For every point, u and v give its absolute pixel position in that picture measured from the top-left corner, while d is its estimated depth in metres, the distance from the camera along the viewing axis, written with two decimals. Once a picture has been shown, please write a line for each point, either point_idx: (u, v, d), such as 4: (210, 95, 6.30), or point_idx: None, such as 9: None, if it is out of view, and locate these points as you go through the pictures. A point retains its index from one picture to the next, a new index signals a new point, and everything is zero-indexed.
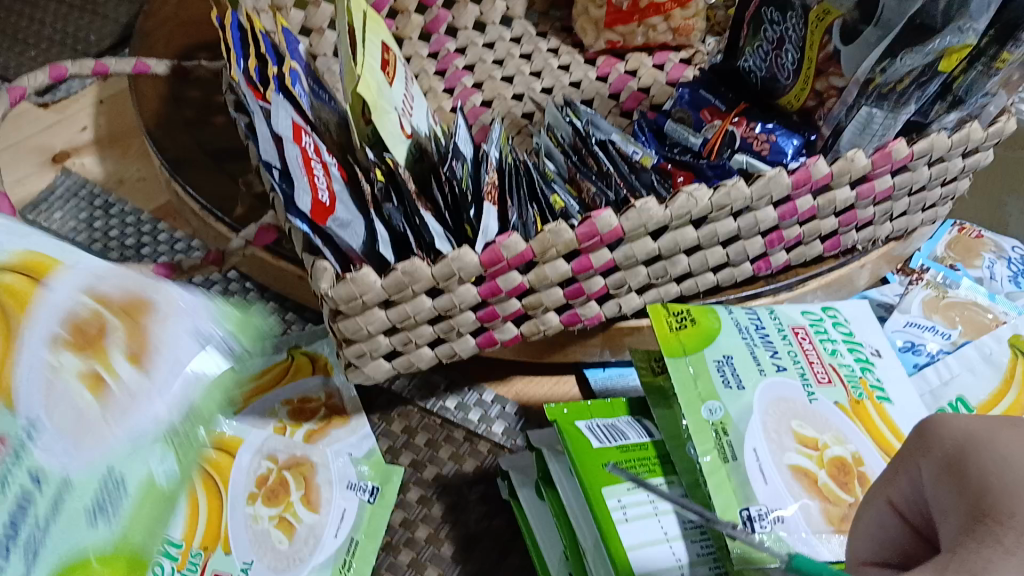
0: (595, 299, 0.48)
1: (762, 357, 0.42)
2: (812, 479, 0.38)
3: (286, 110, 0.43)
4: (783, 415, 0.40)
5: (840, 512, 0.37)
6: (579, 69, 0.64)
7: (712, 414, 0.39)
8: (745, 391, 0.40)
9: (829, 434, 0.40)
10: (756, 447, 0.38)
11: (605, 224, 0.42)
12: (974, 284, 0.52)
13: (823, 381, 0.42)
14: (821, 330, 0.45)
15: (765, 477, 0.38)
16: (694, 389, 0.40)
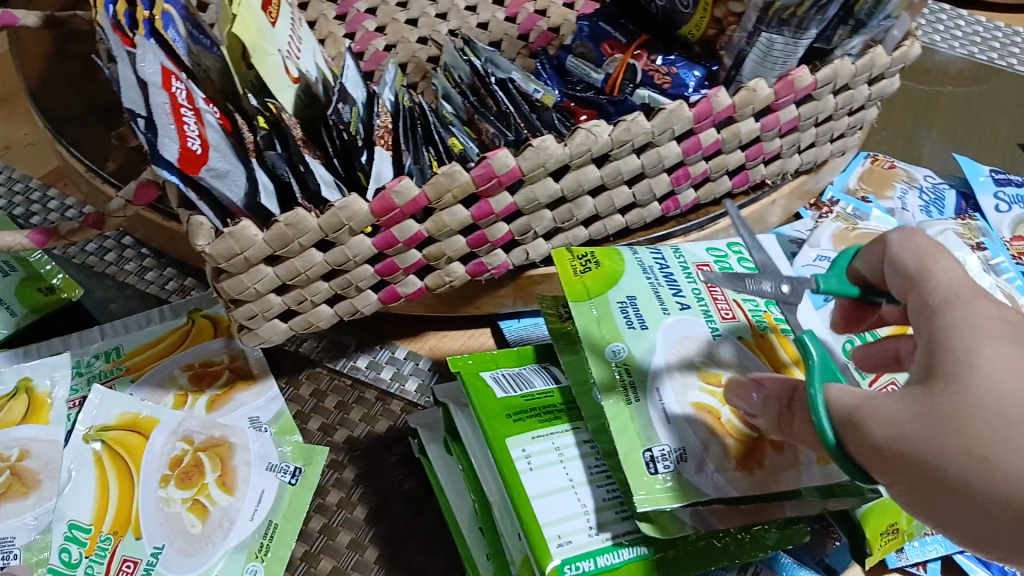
0: (501, 246, 0.46)
1: (666, 297, 0.41)
2: (715, 416, 0.37)
3: (156, 55, 0.39)
4: (687, 354, 0.39)
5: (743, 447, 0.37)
6: (486, 9, 0.61)
7: (616, 355, 0.38)
8: (648, 330, 0.39)
9: (733, 369, 0.39)
10: (659, 388, 0.38)
11: (501, 164, 0.40)
12: (884, 215, 0.52)
13: (727, 316, 0.41)
14: (726, 265, 0.44)
15: (669, 417, 0.37)
16: (598, 332, 0.39)
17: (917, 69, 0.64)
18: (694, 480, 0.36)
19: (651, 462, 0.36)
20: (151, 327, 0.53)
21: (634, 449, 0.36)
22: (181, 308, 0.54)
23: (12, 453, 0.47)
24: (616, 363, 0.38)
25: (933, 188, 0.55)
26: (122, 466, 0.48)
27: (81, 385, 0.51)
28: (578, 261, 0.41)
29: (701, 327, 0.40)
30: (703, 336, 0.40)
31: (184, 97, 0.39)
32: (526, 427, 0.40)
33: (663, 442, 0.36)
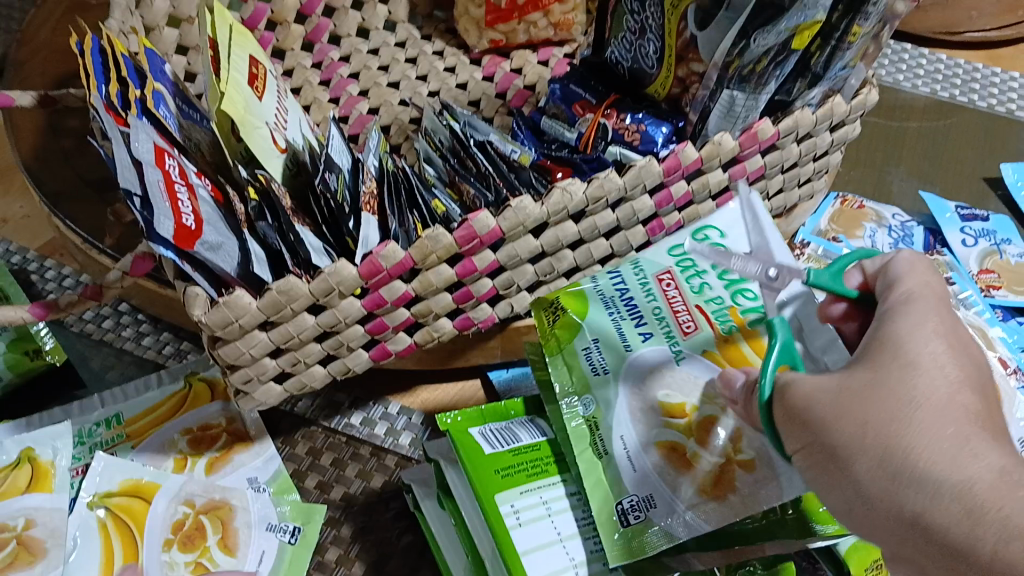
0: (486, 301, 0.48)
1: (627, 331, 0.41)
2: (682, 453, 0.39)
3: (148, 133, 0.41)
4: (649, 391, 0.40)
5: (710, 477, 0.39)
6: (464, 70, 0.63)
7: (584, 412, 0.41)
8: (607, 378, 0.41)
9: (697, 396, 0.40)
10: (624, 437, 0.40)
11: (482, 225, 0.42)
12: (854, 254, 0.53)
13: (688, 332, 0.41)
14: (689, 271, 0.43)
15: (634, 463, 0.39)
16: (567, 391, 0.42)
17: (883, 108, 0.66)
18: (663, 524, 0.39)
19: (623, 513, 0.39)
20: (149, 393, 0.54)
21: (601, 504, 0.39)
22: (178, 372, 0.55)
23: (18, 523, 0.48)
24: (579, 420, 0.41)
25: (903, 226, 0.57)
26: (126, 531, 0.49)
27: (82, 454, 0.52)
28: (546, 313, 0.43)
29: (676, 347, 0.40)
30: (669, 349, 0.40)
31: (177, 173, 0.42)
32: (514, 482, 0.41)
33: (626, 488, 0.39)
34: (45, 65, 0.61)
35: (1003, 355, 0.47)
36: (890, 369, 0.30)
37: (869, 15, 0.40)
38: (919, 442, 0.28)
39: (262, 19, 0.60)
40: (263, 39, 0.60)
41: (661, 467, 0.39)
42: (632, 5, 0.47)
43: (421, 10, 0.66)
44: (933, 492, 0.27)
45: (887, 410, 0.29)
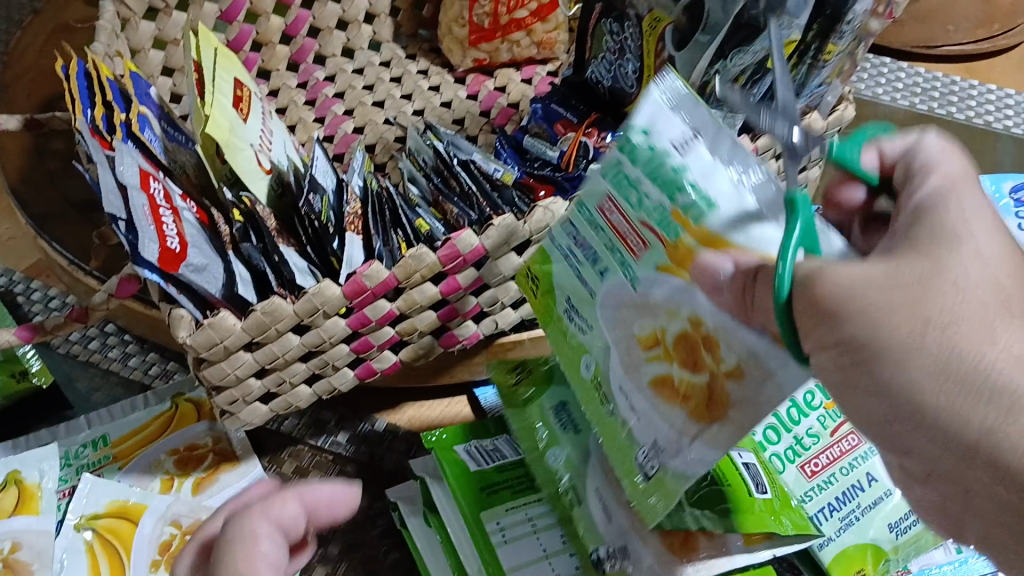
0: (471, 318, 0.48)
1: (589, 273, 0.34)
2: (668, 384, 0.31)
3: (133, 157, 0.42)
4: (622, 322, 0.33)
5: (703, 398, 0.29)
6: (448, 88, 0.64)
7: (589, 373, 0.37)
8: (591, 331, 0.35)
9: (665, 311, 0.30)
10: (621, 382, 0.34)
11: (466, 245, 0.42)
12: None
13: (638, 252, 0.30)
14: (625, 182, 0.29)
15: (634, 409, 0.34)
16: (570, 360, 0.38)
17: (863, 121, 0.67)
18: (678, 466, 0.32)
19: (598, 562, 0.39)
20: (136, 414, 0.54)
21: (627, 474, 0.36)
22: (164, 393, 0.55)
23: (4, 546, 0.48)
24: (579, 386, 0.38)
25: None
26: (114, 553, 0.49)
27: (70, 475, 0.52)
28: (530, 282, 0.40)
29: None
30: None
31: (162, 196, 0.43)
32: (500, 499, 0.42)
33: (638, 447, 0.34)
34: (30, 87, 0.62)
35: None
36: (939, 249, 0.25)
37: (843, 33, 0.42)
38: (983, 344, 0.23)
39: (247, 43, 0.60)
40: (247, 62, 0.60)
41: (663, 411, 0.32)
42: (611, 27, 0.48)
43: (405, 29, 0.67)
44: (1009, 407, 0.23)
45: (944, 307, 0.24)
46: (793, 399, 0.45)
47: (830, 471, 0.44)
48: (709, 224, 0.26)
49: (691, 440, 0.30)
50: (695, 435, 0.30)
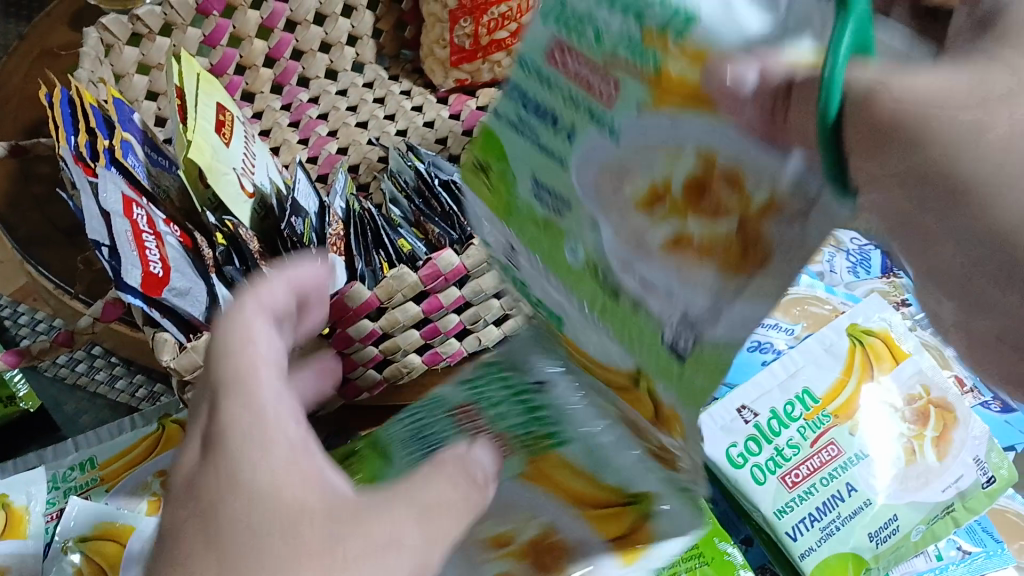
0: (455, 336, 0.49)
1: (547, 139, 0.26)
2: (716, 245, 0.21)
3: (117, 184, 0.42)
4: (609, 181, 0.24)
5: (732, 246, 0.21)
6: (431, 108, 0.65)
7: (575, 259, 0.28)
8: (567, 204, 0.27)
9: (661, 153, 0.21)
10: (622, 254, 0.25)
11: (446, 263, 0.43)
12: (812, 280, 0.54)
13: (614, 85, 0.22)
14: (575, 21, 0.23)
15: (654, 285, 0.24)
16: (552, 247, 0.29)
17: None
18: (725, 339, 0.22)
19: None
20: (122, 437, 0.55)
21: (665, 377, 0.26)
22: (151, 415, 0.56)
23: None
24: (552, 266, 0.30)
25: (860, 249, 0.58)
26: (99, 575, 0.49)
27: (58, 498, 0.53)
28: (480, 177, 0.31)
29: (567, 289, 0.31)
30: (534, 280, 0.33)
31: (146, 223, 0.43)
32: None
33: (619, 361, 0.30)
34: (16, 113, 0.62)
35: (959, 375, 0.49)
36: None
37: None
38: None
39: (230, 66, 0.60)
40: (230, 85, 0.60)
41: (687, 278, 0.22)
42: None
43: (388, 50, 0.68)
44: None
45: None
46: (773, 410, 0.45)
47: (811, 481, 0.43)
48: (693, 37, 0.19)
49: (731, 300, 0.21)
50: (738, 286, 0.20)
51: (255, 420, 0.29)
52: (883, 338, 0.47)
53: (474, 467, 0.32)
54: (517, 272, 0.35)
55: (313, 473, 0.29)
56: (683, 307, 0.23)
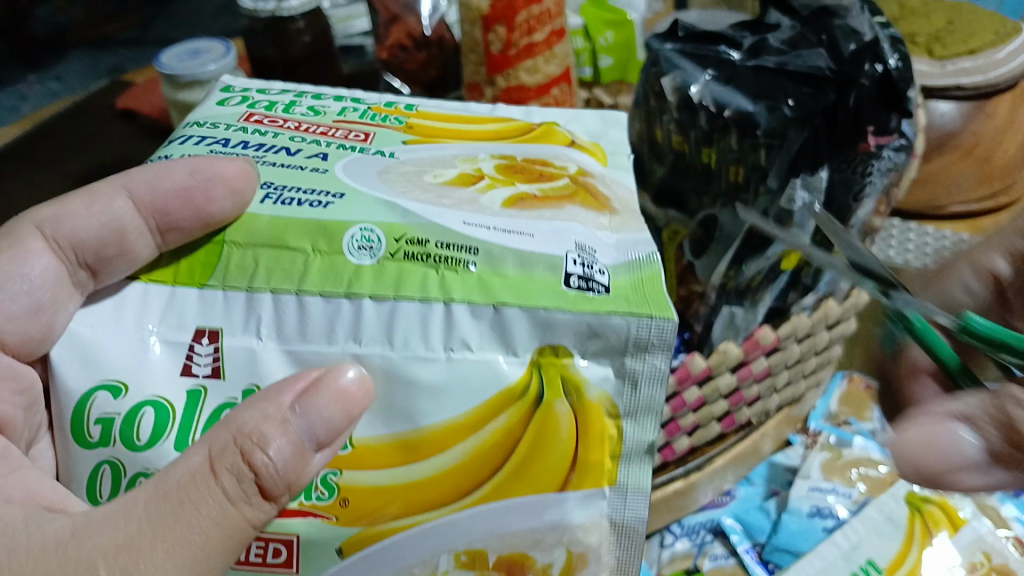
0: (671, 439, 0.47)
1: (290, 159, 0.34)
2: (535, 197, 0.34)
3: None
4: (411, 174, 0.34)
5: (571, 191, 0.35)
6: None
7: (370, 258, 0.30)
8: (348, 196, 0.32)
9: (462, 160, 0.36)
10: (423, 209, 0.32)
11: (697, 367, 0.44)
12: (865, 439, 0.56)
13: (366, 138, 0.37)
14: (310, 108, 0.39)
15: (532, 231, 0.32)
16: (312, 263, 0.30)
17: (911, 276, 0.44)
18: (609, 261, 0.31)
19: None
20: None
21: (619, 304, 0.29)
22: None
23: None
24: (226, 223, 0.31)
25: None
26: None
27: None
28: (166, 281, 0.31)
29: (119, 314, 0.29)
30: (125, 357, 0.28)
31: None
32: None
33: (261, 345, 0.29)
34: None
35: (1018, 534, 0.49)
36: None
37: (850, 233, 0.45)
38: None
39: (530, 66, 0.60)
40: None
41: (549, 213, 0.33)
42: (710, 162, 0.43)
43: None
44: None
45: None
46: None
47: None
48: (426, 118, 0.39)
49: (567, 221, 0.33)
50: (628, 244, 0.33)
51: None
52: (940, 505, 0.50)
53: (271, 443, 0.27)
54: (212, 391, 0.29)
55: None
56: (559, 239, 0.31)
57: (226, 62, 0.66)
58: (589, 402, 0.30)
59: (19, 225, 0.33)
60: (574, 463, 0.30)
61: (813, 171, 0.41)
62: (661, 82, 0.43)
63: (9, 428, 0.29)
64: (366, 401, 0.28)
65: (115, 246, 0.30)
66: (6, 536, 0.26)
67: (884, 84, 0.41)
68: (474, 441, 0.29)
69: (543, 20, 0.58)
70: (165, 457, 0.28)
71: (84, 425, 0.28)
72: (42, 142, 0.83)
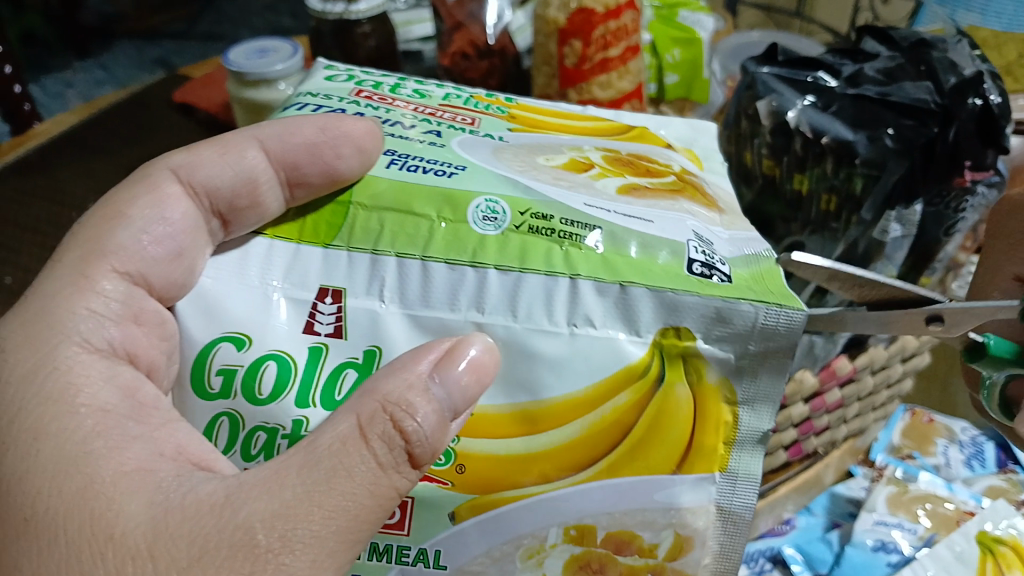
0: None
1: (412, 133, 0.35)
2: (646, 188, 0.35)
3: None
4: (528, 155, 0.36)
5: (678, 186, 0.36)
6: None
7: (494, 228, 0.31)
8: (470, 169, 0.33)
9: (568, 150, 0.37)
10: (544, 187, 0.33)
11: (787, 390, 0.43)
12: (931, 475, 0.55)
13: (473, 123, 0.38)
14: (415, 92, 0.40)
15: (651, 218, 0.33)
16: (437, 230, 0.31)
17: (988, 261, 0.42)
18: (726, 252, 0.33)
19: None
20: None
21: (746, 292, 0.31)
22: None
23: None
24: (351, 183, 0.32)
25: (974, 441, 0.58)
26: None
27: None
28: None
29: (244, 264, 0.31)
30: (253, 314, 0.29)
31: None
32: None
33: (383, 309, 0.30)
34: None
35: None
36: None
37: (935, 268, 0.45)
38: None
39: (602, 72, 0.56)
40: None
41: (665, 203, 0.34)
42: (815, 173, 0.42)
43: None
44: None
45: None
46: None
47: None
48: (529, 112, 0.40)
49: (681, 210, 0.34)
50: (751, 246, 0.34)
51: (68, 462, 0.26)
52: (1014, 546, 0.49)
53: (421, 409, 0.27)
54: (332, 351, 0.30)
55: (146, 462, 0.27)
56: (676, 226, 0.33)
57: (295, 63, 0.62)
58: (706, 386, 0.31)
59: (156, 163, 0.33)
60: (688, 447, 0.31)
61: (908, 204, 0.41)
62: (757, 105, 0.43)
63: (156, 373, 0.30)
64: (495, 368, 0.29)
65: (247, 197, 0.31)
66: (159, 491, 0.26)
67: (983, 120, 0.40)
68: (594, 416, 0.30)
69: (620, 35, 0.55)
70: (287, 412, 0.29)
71: (205, 375, 0.29)
72: (101, 130, 0.81)
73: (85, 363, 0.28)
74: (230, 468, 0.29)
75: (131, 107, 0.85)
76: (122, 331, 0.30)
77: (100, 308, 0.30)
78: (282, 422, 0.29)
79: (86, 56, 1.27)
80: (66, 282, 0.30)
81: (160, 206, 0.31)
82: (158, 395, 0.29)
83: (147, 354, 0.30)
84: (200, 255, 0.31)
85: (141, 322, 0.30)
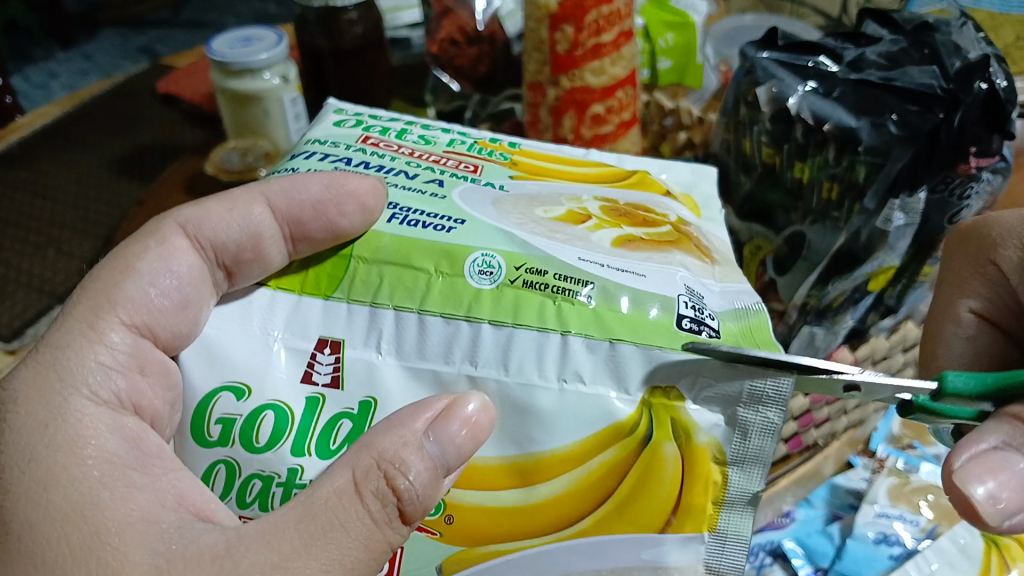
0: None
1: (406, 181, 0.34)
2: (642, 240, 0.34)
3: None
4: (526, 205, 0.35)
5: (674, 236, 0.35)
6: None
7: (489, 283, 0.30)
8: (470, 224, 0.32)
9: (569, 199, 0.36)
10: (540, 241, 0.32)
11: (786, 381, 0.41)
12: (932, 466, 0.54)
13: (476, 170, 0.36)
14: (422, 138, 0.39)
15: (643, 272, 0.32)
16: (434, 283, 0.30)
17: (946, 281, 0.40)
18: (717, 308, 0.32)
19: None
20: None
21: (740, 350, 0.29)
22: None
23: None
24: (353, 238, 0.32)
25: None
26: None
27: None
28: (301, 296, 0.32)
29: (247, 315, 0.30)
30: (254, 363, 0.29)
31: None
32: None
33: (381, 358, 0.29)
34: None
35: None
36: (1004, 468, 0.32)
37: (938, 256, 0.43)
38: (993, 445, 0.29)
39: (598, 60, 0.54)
40: None
41: (660, 255, 0.33)
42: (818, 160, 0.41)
43: None
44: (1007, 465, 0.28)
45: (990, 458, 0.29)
46: None
47: None
48: (536, 160, 0.39)
49: (679, 265, 0.33)
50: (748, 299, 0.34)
51: (74, 509, 0.25)
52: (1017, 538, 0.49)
53: (414, 462, 0.26)
54: (330, 403, 0.29)
55: (153, 511, 0.26)
56: (669, 281, 0.31)
57: (279, 52, 0.61)
58: (696, 446, 0.30)
59: (167, 215, 0.32)
60: (676, 505, 0.30)
61: (912, 192, 0.39)
62: (756, 91, 0.42)
63: (159, 422, 0.29)
64: (489, 428, 0.27)
65: (251, 250, 0.31)
66: (164, 541, 0.25)
67: (989, 104, 0.39)
68: (581, 471, 0.29)
69: (614, 21, 0.54)
70: (283, 460, 0.28)
71: (205, 425, 0.29)
72: (84, 123, 0.79)
73: (93, 417, 0.27)
74: (231, 518, 0.27)
75: (113, 98, 0.83)
76: (128, 383, 0.29)
77: (108, 360, 0.29)
78: (277, 471, 0.28)
79: (69, 47, 1.24)
80: (74, 333, 0.29)
81: (168, 260, 0.31)
82: (163, 444, 0.28)
83: (152, 405, 0.29)
84: (205, 306, 0.30)
85: (147, 373, 0.29)
